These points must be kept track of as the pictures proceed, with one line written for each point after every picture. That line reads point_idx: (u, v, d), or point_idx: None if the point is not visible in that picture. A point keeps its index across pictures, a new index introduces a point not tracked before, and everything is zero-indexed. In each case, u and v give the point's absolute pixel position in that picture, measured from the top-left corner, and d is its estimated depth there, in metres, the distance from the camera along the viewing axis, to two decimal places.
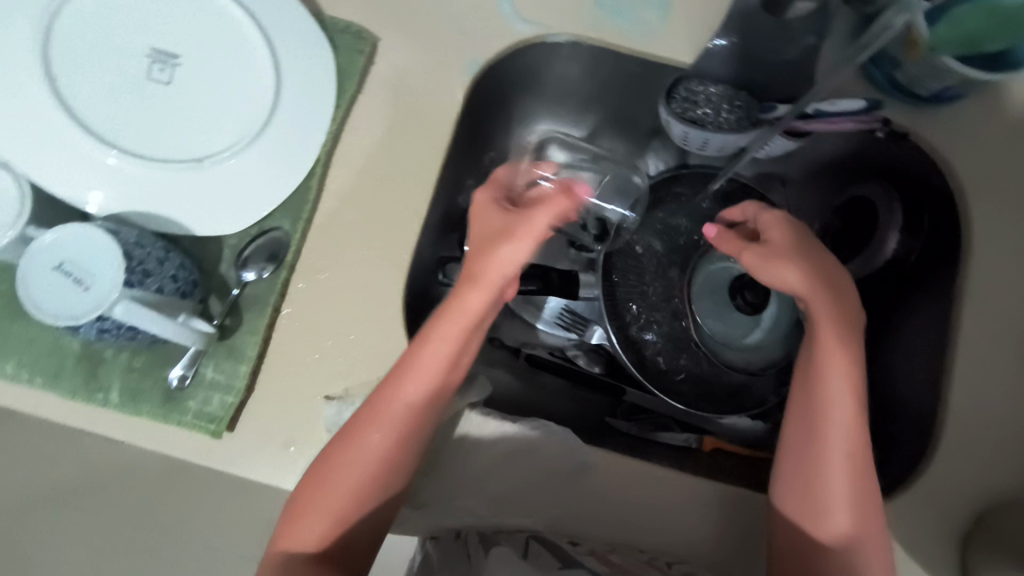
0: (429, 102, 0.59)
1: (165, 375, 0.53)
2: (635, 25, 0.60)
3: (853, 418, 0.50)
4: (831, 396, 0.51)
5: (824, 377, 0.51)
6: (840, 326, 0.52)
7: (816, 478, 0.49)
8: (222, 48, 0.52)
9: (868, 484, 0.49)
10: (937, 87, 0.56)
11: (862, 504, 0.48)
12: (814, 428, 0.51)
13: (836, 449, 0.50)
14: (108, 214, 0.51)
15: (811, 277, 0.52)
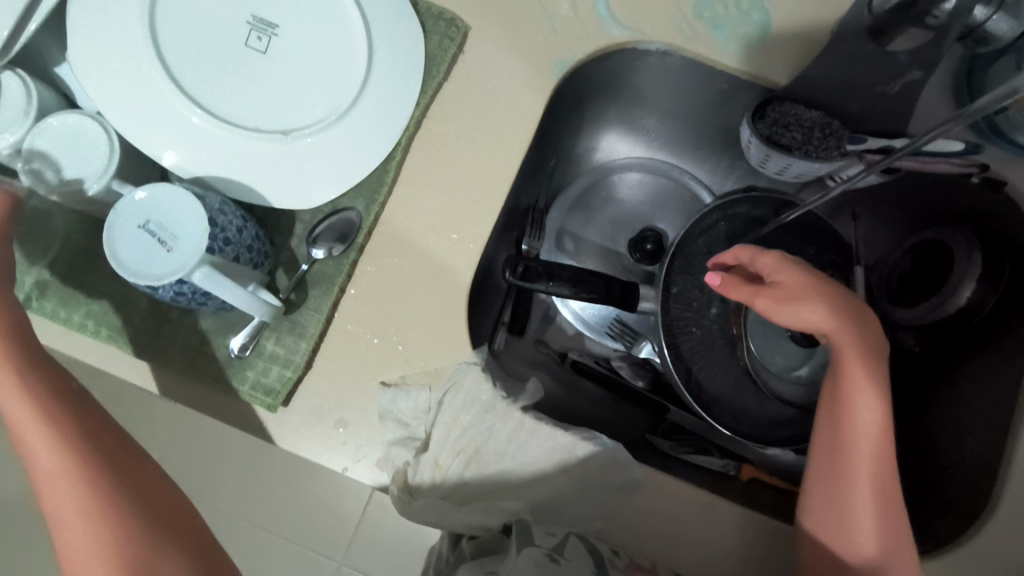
0: (513, 96, 0.58)
1: (225, 343, 0.53)
2: (732, 41, 0.59)
3: (880, 445, 0.49)
4: (854, 426, 0.50)
5: (849, 407, 0.50)
6: (867, 356, 0.50)
7: (844, 504, 0.49)
8: (322, 23, 0.52)
9: (895, 507, 0.49)
10: None
11: (889, 529, 0.48)
12: (838, 455, 0.50)
13: (863, 478, 0.49)
14: (182, 171, 0.51)
15: (836, 314, 0.50)
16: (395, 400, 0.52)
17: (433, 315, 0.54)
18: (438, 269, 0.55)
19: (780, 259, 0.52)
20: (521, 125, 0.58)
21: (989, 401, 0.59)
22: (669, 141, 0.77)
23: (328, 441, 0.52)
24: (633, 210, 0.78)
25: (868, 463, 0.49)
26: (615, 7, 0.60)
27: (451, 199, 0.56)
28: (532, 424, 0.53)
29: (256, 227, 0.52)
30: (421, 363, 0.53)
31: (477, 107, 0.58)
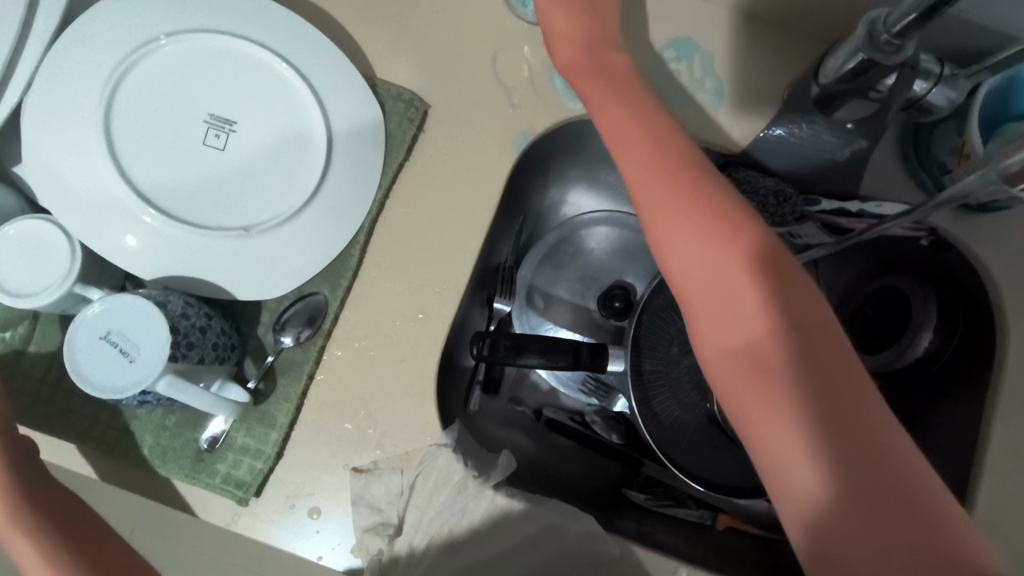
0: (474, 172, 0.59)
1: (196, 437, 0.53)
2: (689, 107, 0.60)
3: (746, 323, 0.40)
4: (722, 310, 0.41)
5: (694, 295, 0.42)
6: (703, 216, 0.43)
7: (750, 420, 0.39)
8: (282, 117, 0.53)
9: (813, 396, 0.38)
10: (987, 199, 0.56)
11: (810, 429, 0.37)
12: (722, 353, 0.41)
13: (750, 370, 0.39)
14: (136, 263, 0.50)
15: (654, 174, 0.45)
16: (367, 486, 0.52)
17: (403, 397, 0.55)
18: (406, 349, 0.56)
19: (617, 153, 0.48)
20: (483, 200, 0.58)
21: (946, 448, 0.61)
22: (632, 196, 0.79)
23: (303, 528, 0.52)
24: (602, 263, 0.79)
25: (755, 353, 0.40)
26: None
27: (417, 279, 0.57)
28: (504, 503, 0.53)
29: (223, 320, 0.52)
30: (392, 446, 0.54)
31: (439, 184, 0.59)
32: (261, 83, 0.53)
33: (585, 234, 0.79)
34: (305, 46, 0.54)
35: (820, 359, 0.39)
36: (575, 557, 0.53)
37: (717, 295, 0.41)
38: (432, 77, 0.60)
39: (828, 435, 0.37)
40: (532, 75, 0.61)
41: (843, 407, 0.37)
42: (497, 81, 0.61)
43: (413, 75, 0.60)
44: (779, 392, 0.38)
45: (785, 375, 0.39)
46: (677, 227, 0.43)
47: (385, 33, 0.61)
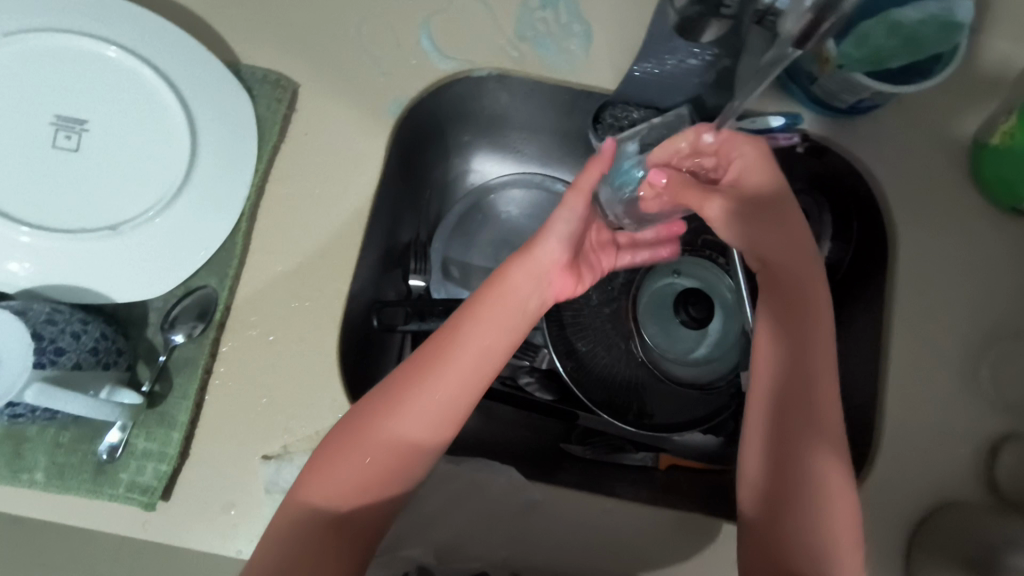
0: (353, 145, 0.58)
1: (93, 449, 0.51)
2: (558, 55, 0.61)
3: (800, 394, 0.48)
4: (776, 387, 0.49)
5: (772, 358, 0.50)
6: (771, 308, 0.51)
7: (749, 450, 0.49)
8: (135, 111, 0.53)
9: (819, 465, 0.47)
10: (852, 100, 0.57)
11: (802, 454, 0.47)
12: (765, 405, 0.49)
13: (797, 427, 0.48)
14: (21, 288, 0.50)
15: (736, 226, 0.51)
16: (279, 472, 0.51)
17: (308, 377, 0.54)
18: (304, 330, 0.55)
19: (708, 198, 0.50)
20: (366, 172, 0.58)
21: (855, 351, 0.62)
22: (538, 155, 0.79)
23: (220, 523, 0.51)
24: (515, 226, 0.80)
25: (788, 421, 0.48)
26: (439, 39, 0.61)
27: (307, 259, 0.56)
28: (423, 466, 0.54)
29: (102, 324, 0.50)
30: (301, 429, 0.53)
31: (318, 161, 0.58)
32: (110, 79, 0.53)
33: (497, 198, 0.79)
34: (156, 39, 0.54)
35: (814, 486, 0.46)
36: (498, 508, 0.54)
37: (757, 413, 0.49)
38: (298, 56, 0.59)
39: (785, 474, 0.47)
40: (401, 40, 0.61)
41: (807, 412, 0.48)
42: (365, 51, 0.60)
43: (277, 54, 0.59)
44: (778, 440, 0.48)
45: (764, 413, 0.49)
46: (776, 300, 0.51)
47: (244, 16, 0.60)
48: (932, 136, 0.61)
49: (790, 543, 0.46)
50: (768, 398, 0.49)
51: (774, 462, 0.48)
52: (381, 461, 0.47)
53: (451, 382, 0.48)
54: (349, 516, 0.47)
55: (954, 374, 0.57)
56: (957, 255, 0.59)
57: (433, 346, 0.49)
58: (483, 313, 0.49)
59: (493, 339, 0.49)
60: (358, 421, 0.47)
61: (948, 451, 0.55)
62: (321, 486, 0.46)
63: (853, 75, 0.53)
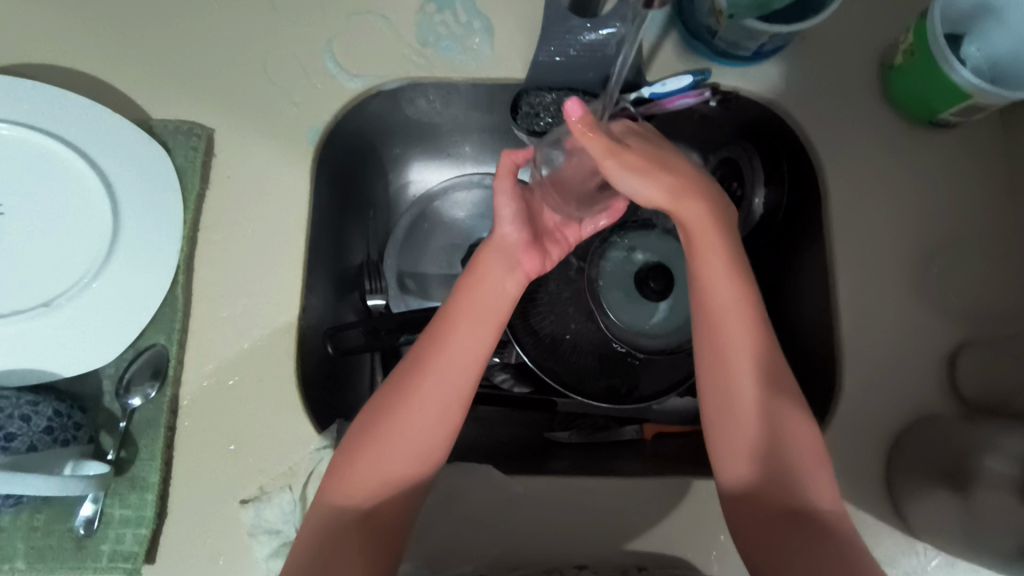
0: (276, 177, 0.59)
1: (70, 526, 0.51)
2: (462, 54, 0.62)
3: (759, 343, 0.49)
4: (736, 346, 0.49)
5: (719, 317, 0.49)
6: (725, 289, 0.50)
7: (735, 419, 0.49)
8: (52, 185, 0.53)
9: (783, 406, 0.48)
10: (754, 47, 0.58)
11: (770, 422, 0.48)
12: (734, 362, 0.49)
13: (764, 380, 0.49)
14: None
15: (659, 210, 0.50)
16: (259, 513, 0.52)
17: (271, 416, 0.54)
18: (260, 368, 0.55)
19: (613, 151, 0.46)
20: (294, 201, 0.58)
21: (811, 288, 0.63)
22: (476, 156, 0.79)
23: (210, 575, 0.51)
24: (466, 228, 0.80)
25: (758, 382, 0.49)
26: (344, 60, 0.61)
27: (251, 298, 0.56)
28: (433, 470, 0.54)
29: (56, 400, 0.50)
30: (275, 467, 0.53)
31: (245, 201, 0.58)
32: (22, 159, 0.53)
33: (445, 204, 0.79)
34: (59, 110, 0.54)
35: (788, 429, 0.48)
36: (482, 507, 0.53)
37: (714, 392, 0.49)
38: (208, 101, 0.60)
39: (772, 434, 0.48)
40: (307, 68, 0.61)
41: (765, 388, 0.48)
42: (274, 85, 0.60)
43: (187, 103, 0.59)
44: (752, 400, 0.48)
45: (734, 392, 0.49)
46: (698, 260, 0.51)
47: (148, 71, 0.60)
48: (840, 67, 0.62)
49: (781, 496, 0.47)
50: (738, 361, 0.49)
51: (758, 428, 0.48)
52: (384, 479, 0.48)
53: (442, 390, 0.49)
54: (373, 513, 0.48)
55: (901, 291, 0.58)
56: (884, 178, 0.60)
57: (424, 347, 0.51)
58: (462, 316, 0.51)
59: (472, 335, 0.51)
60: (358, 438, 0.49)
61: (908, 367, 0.56)
62: (341, 489, 0.48)
63: (745, 23, 0.54)
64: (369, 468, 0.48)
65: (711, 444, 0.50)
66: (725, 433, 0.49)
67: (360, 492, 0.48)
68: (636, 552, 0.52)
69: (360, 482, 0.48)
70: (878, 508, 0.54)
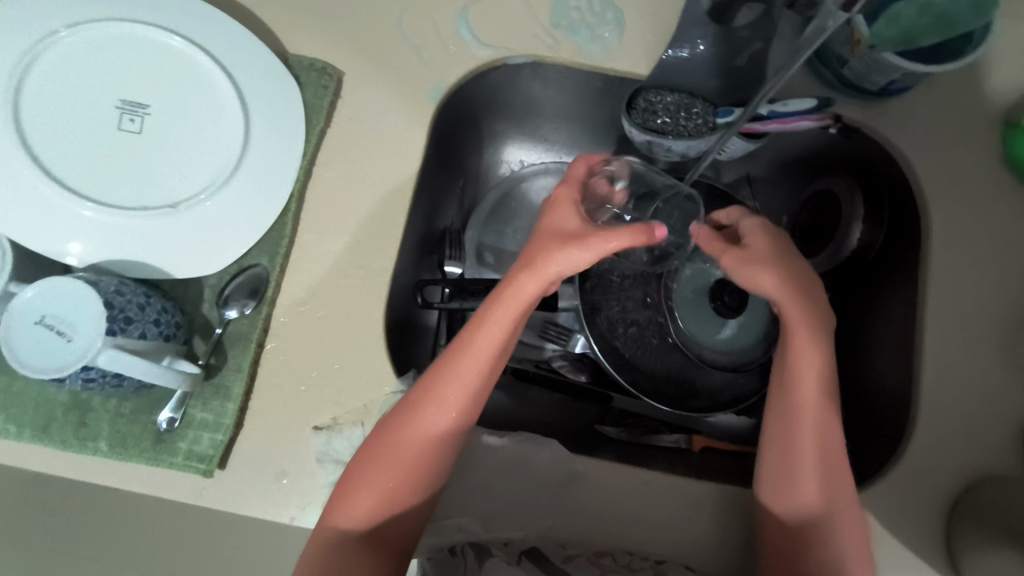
0: (395, 128, 0.61)
1: (153, 419, 0.53)
2: (591, 42, 0.63)
3: (827, 417, 0.53)
4: (815, 416, 0.53)
5: (805, 386, 0.53)
6: (817, 360, 0.53)
7: (794, 475, 0.52)
8: (191, 94, 0.55)
9: (841, 479, 0.52)
10: (883, 82, 0.58)
11: (829, 486, 0.52)
12: (811, 427, 0.53)
13: (830, 450, 0.52)
14: (88, 264, 0.53)
15: (785, 287, 0.54)
16: (329, 442, 0.53)
17: (354, 352, 0.56)
18: (351, 306, 0.57)
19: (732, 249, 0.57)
20: (409, 154, 0.60)
21: (892, 330, 0.63)
22: (570, 145, 0.80)
23: (273, 493, 0.53)
24: None
25: (827, 448, 0.52)
26: (478, 29, 0.63)
27: (353, 236, 0.58)
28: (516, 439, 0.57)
29: (163, 299, 0.52)
30: (351, 401, 0.55)
31: (361, 145, 0.60)
32: (166, 65, 0.55)
33: (531, 188, 0.80)
34: (214, 26, 0.56)
35: (840, 500, 0.51)
36: (542, 477, 0.54)
37: (784, 447, 0.53)
38: (343, 45, 0.62)
39: (829, 495, 0.51)
40: (441, 31, 0.63)
41: (829, 455, 0.52)
42: (407, 42, 0.62)
43: (323, 43, 0.62)
44: (817, 463, 0.52)
45: (808, 452, 0.52)
46: (800, 341, 0.54)
47: (292, 8, 0.62)
48: (963, 117, 0.62)
49: (826, 547, 0.51)
50: (804, 423, 0.53)
51: (819, 489, 0.52)
52: (386, 496, 0.48)
53: (451, 407, 0.49)
54: (382, 526, 0.49)
55: (989, 348, 0.57)
56: (990, 234, 0.59)
57: (436, 367, 0.50)
58: (482, 329, 0.50)
59: (493, 344, 0.50)
60: (362, 457, 0.49)
61: (984, 425, 0.56)
62: (349, 507, 0.48)
63: (883, 56, 0.54)
64: (382, 474, 0.48)
65: (768, 492, 0.53)
66: (784, 488, 0.52)
67: (367, 510, 0.48)
68: (683, 551, 0.53)
69: (364, 501, 0.48)
70: (932, 558, 0.53)
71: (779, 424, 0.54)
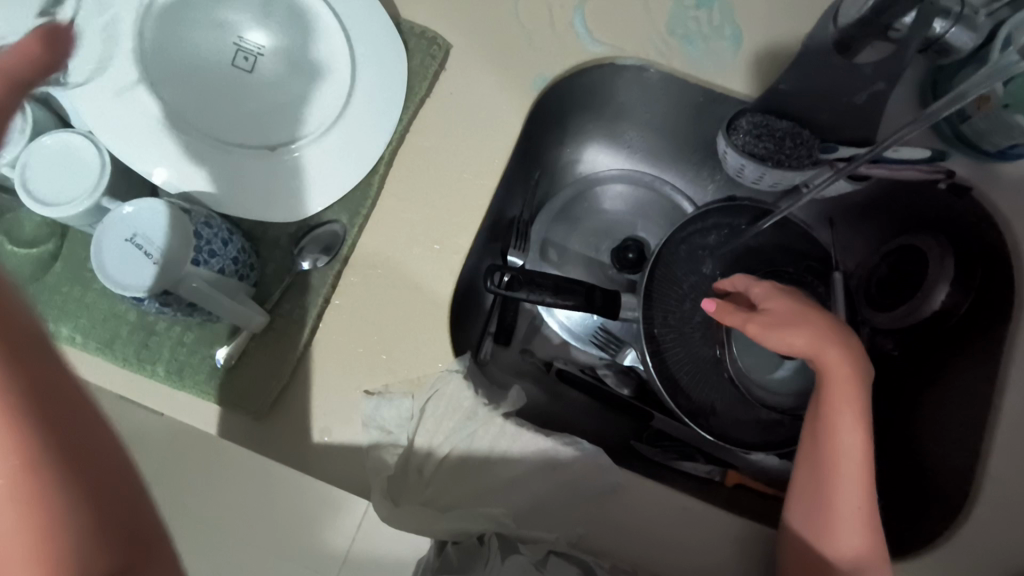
0: (492, 109, 0.60)
1: (212, 353, 0.54)
2: (704, 55, 0.62)
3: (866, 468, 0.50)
4: (847, 469, 0.50)
5: (840, 438, 0.50)
6: (852, 411, 0.50)
7: (824, 526, 0.49)
8: (303, 41, 0.55)
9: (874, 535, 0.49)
10: (1004, 144, 0.56)
11: (858, 542, 0.48)
12: (844, 481, 0.49)
13: (865, 505, 0.49)
14: (174, 190, 0.53)
15: (817, 339, 0.51)
16: (378, 409, 0.53)
17: (417, 325, 0.55)
18: (420, 278, 0.56)
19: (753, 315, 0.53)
20: (502, 137, 0.60)
21: (961, 402, 0.60)
22: (651, 156, 0.79)
23: (314, 448, 0.53)
24: (616, 219, 0.80)
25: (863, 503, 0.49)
26: (592, 25, 0.62)
27: (434, 209, 0.58)
28: (547, 444, 0.54)
29: (243, 239, 0.53)
30: (407, 372, 0.54)
31: (457, 120, 0.60)
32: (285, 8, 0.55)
33: (602, 193, 0.80)
34: None
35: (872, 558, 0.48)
36: (583, 485, 0.53)
37: (814, 499, 0.50)
38: (456, 18, 0.62)
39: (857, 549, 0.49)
40: (555, 20, 0.62)
41: (862, 511, 0.49)
42: (519, 27, 0.62)
43: (436, 13, 0.61)
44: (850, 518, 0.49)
45: (840, 508, 0.49)
46: (836, 391, 0.51)
47: None
48: None
49: None
50: (840, 477, 0.49)
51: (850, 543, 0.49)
52: None
53: None
54: None
55: None
56: None
57: None
58: None
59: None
60: None
61: None
62: None
63: (1015, 117, 0.53)
64: None
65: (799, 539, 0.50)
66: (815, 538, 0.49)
67: None
68: None
69: None
70: None
71: (808, 473, 0.51)
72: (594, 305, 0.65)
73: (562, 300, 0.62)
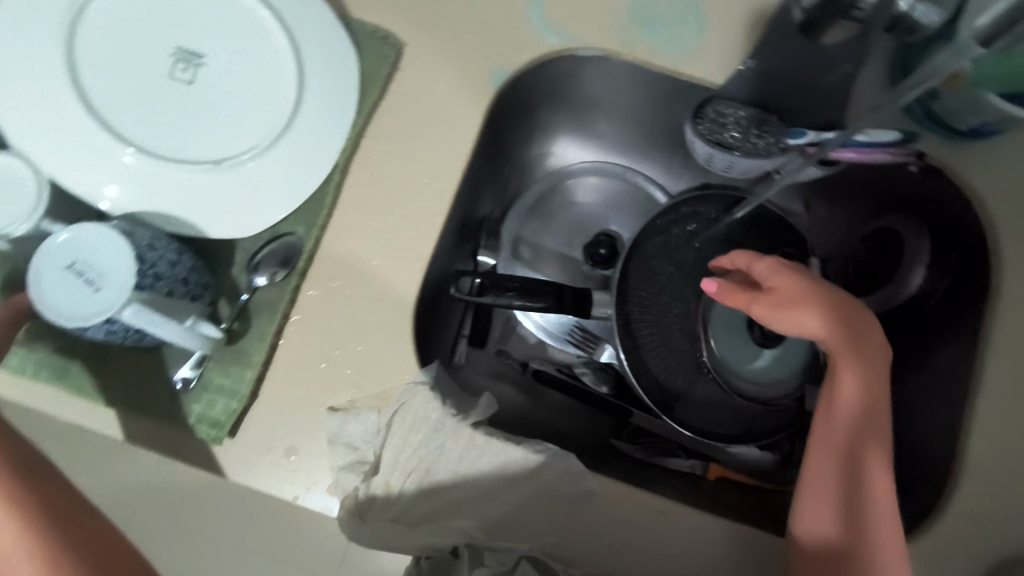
0: (449, 109, 0.58)
1: (170, 376, 0.53)
2: (668, 41, 0.59)
3: (866, 445, 0.49)
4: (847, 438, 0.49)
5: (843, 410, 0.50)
6: (857, 383, 0.49)
7: (819, 497, 0.49)
8: (245, 46, 0.52)
9: (876, 507, 0.48)
10: (975, 122, 0.54)
11: (856, 514, 0.48)
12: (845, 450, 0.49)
13: (866, 477, 0.49)
14: (122, 211, 0.52)
15: (827, 315, 0.50)
16: (342, 425, 0.52)
17: (380, 337, 0.54)
18: (381, 288, 0.55)
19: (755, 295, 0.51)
20: (459, 138, 0.58)
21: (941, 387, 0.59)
22: (622, 146, 0.77)
23: (279, 469, 0.52)
24: (589, 213, 0.78)
25: (865, 474, 0.49)
26: (549, 17, 0.60)
27: (393, 215, 0.56)
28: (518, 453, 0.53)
29: (194, 258, 0.51)
30: (371, 386, 0.53)
31: (413, 123, 0.58)
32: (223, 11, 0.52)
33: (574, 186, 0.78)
34: None
35: (873, 533, 0.47)
36: (557, 491, 0.52)
37: (816, 472, 0.50)
38: (408, 15, 0.59)
39: (856, 521, 0.48)
40: (511, 13, 0.60)
41: (860, 481, 0.48)
42: (474, 21, 0.60)
43: (387, 10, 0.59)
44: (847, 488, 0.49)
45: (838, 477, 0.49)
46: (843, 365, 0.50)
47: None
48: None
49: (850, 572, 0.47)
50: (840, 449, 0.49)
51: (846, 515, 0.48)
52: None
53: None
54: None
55: None
56: None
57: None
58: None
59: None
60: None
61: None
62: None
63: (985, 96, 0.51)
64: None
65: (797, 514, 0.50)
66: (811, 509, 0.49)
67: None
68: None
69: None
70: None
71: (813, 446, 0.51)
72: (566, 304, 0.64)
73: (530, 302, 0.61)
